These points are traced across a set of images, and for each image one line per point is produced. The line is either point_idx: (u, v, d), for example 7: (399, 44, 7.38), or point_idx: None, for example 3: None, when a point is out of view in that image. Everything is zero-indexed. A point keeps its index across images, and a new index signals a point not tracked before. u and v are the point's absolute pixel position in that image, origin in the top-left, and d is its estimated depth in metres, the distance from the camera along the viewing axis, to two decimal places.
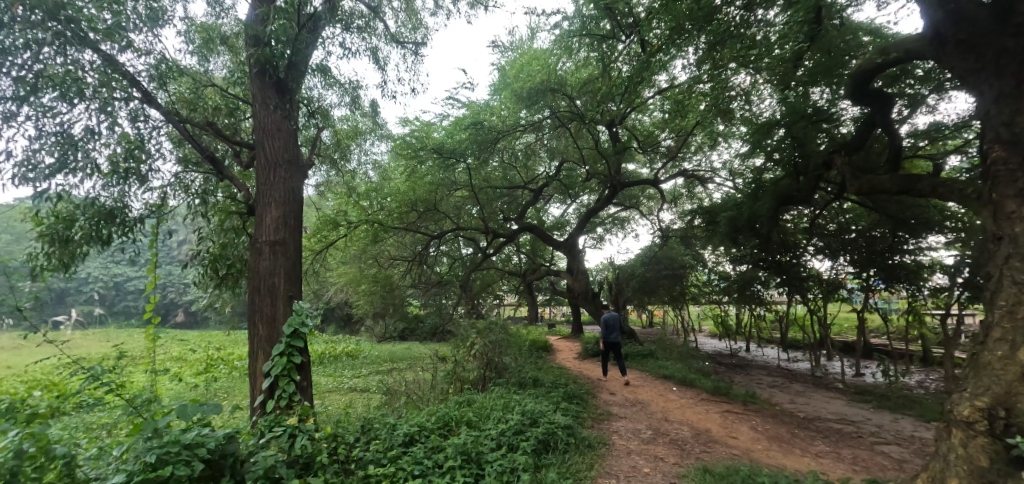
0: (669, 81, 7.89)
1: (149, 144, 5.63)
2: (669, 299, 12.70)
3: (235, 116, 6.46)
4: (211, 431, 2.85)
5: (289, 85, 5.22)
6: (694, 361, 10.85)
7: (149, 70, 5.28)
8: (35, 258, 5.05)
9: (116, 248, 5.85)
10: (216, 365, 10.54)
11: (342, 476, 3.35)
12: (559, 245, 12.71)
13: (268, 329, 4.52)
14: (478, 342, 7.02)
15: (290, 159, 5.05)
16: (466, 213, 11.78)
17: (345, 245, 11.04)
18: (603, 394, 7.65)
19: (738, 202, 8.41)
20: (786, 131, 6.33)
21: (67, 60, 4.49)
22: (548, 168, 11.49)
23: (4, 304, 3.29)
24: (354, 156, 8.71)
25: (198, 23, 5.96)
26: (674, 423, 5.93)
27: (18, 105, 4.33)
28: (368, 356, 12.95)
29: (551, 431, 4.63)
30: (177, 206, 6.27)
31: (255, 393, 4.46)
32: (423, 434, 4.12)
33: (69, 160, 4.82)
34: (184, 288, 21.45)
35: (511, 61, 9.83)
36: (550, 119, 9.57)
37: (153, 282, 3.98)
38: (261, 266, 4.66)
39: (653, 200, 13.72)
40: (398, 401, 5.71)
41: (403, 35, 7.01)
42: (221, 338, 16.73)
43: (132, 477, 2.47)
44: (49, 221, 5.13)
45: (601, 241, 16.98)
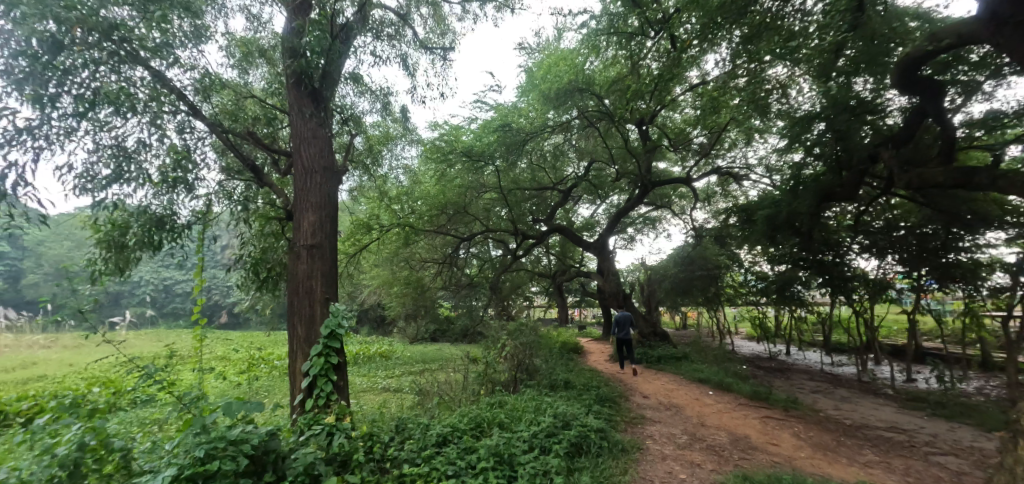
0: (701, 77, 7.70)
1: (195, 154, 5.92)
2: (704, 300, 12.39)
3: (273, 125, 6.73)
4: (255, 428, 2.96)
5: (324, 93, 5.39)
6: (731, 365, 10.54)
7: (194, 84, 5.56)
8: (94, 264, 5.38)
9: (165, 253, 6.16)
10: (257, 364, 10.98)
11: (378, 475, 3.42)
12: (589, 246, 12.61)
13: (306, 330, 4.67)
14: (509, 343, 7.03)
15: (326, 166, 5.20)
16: (496, 215, 11.70)
17: (378, 247, 11.31)
18: (635, 397, 7.52)
19: (776, 200, 8.11)
20: (827, 125, 6.03)
21: (121, 77, 4.78)
22: (577, 169, 11.48)
23: (66, 306, 3.53)
24: (386, 161, 8.92)
25: (238, 37, 6.26)
26: (711, 429, 5.78)
27: (78, 121, 4.64)
28: (401, 356, 13.22)
29: (583, 434, 4.58)
30: (221, 213, 6.55)
31: (295, 392, 4.62)
32: (456, 435, 4.16)
33: (123, 172, 5.13)
34: (228, 290, 22.56)
35: (539, 63, 9.82)
36: (578, 119, 9.54)
37: (200, 284, 4.18)
38: (300, 269, 4.82)
39: (686, 200, 13.42)
40: (431, 401, 5.78)
41: (432, 41, 7.12)
42: (263, 338, 17.43)
43: (182, 471, 2.59)
44: (106, 229, 5.47)
45: (632, 241, 16.72)
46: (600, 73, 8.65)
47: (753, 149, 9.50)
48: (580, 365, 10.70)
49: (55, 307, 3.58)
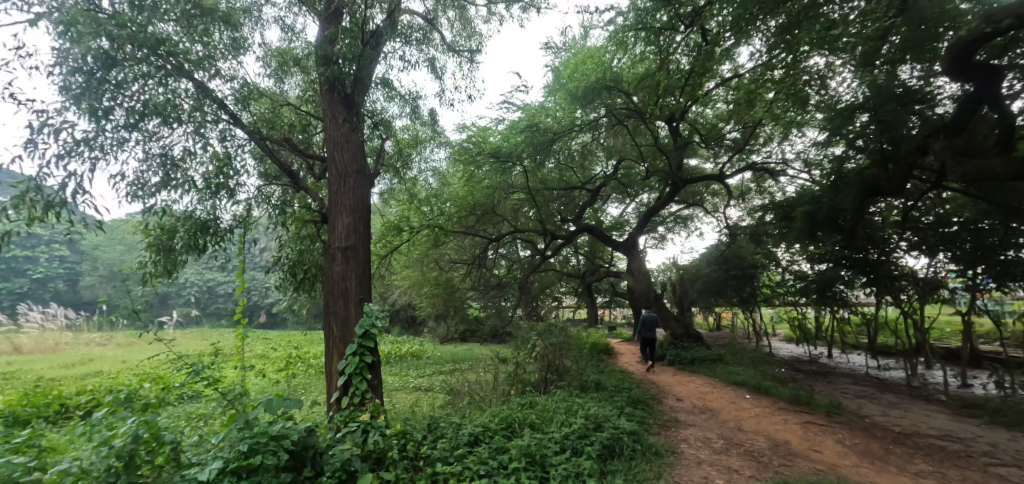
0: (734, 71, 7.49)
1: (236, 161, 6.18)
2: (739, 300, 12.04)
3: (308, 132, 6.96)
4: (294, 424, 3.07)
5: (356, 99, 5.52)
6: (769, 367, 10.20)
7: (234, 94, 5.79)
8: (145, 266, 5.69)
9: (209, 256, 6.44)
10: (294, 362, 11.34)
11: (412, 473, 3.47)
12: (618, 246, 12.45)
13: (342, 330, 4.80)
14: (539, 344, 7.01)
15: (358, 170, 5.33)
16: (524, 215, 11.58)
17: (409, 248, 11.52)
18: (669, 399, 7.39)
19: (816, 196, 7.79)
20: (871, 116, 5.67)
21: (168, 89, 5.04)
22: (606, 168, 11.35)
23: (121, 307, 3.73)
24: (415, 164, 9.06)
25: (274, 48, 6.53)
26: (748, 433, 5.61)
27: (130, 132, 4.90)
28: (431, 356, 13.41)
29: (616, 436, 4.53)
30: (260, 217, 6.80)
31: (332, 390, 4.76)
32: (487, 434, 4.19)
33: (171, 179, 5.39)
34: (266, 291, 23.39)
35: (566, 62, 9.77)
36: (606, 117, 9.40)
37: (242, 285, 4.35)
38: (335, 271, 4.95)
39: (719, 198, 13.09)
40: (461, 401, 5.83)
41: (459, 44, 7.19)
42: (299, 338, 17.99)
43: (227, 464, 2.70)
44: (155, 233, 5.76)
45: (663, 241, 16.42)
46: (628, 70, 8.53)
47: (790, 144, 9.18)
48: (611, 366, 10.57)
49: (111, 308, 3.80)
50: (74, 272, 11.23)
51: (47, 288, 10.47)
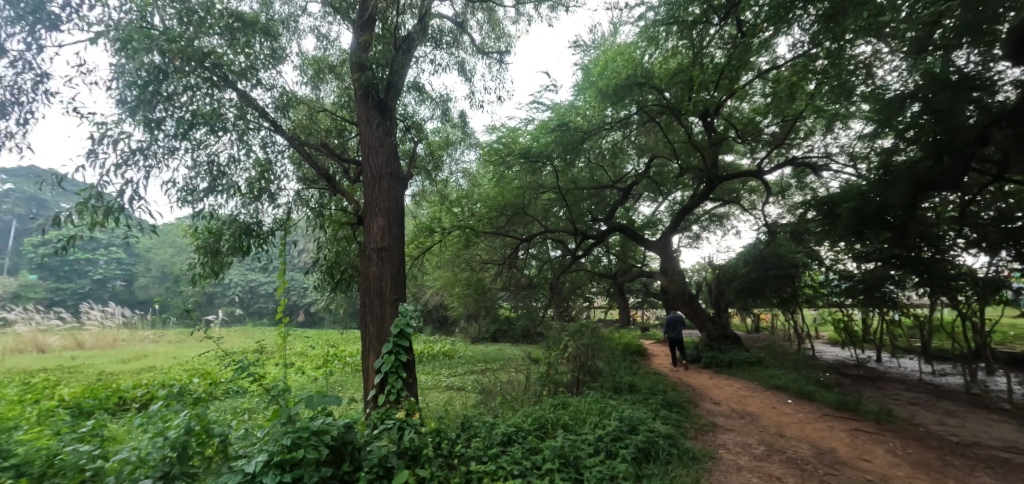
0: (771, 63, 7.23)
1: (276, 167, 6.43)
2: (779, 301, 11.60)
3: (343, 137, 7.16)
4: (334, 420, 3.16)
5: (389, 103, 5.64)
6: (812, 371, 9.78)
7: (274, 102, 6.03)
8: (194, 268, 6.01)
9: (253, 258, 6.72)
10: (331, 360, 11.67)
11: (447, 470, 3.49)
12: (651, 245, 12.23)
13: (378, 329, 4.92)
14: (571, 344, 6.97)
15: (392, 172, 5.44)
16: (554, 215, 11.51)
17: (440, 249, 11.66)
18: (705, 403, 7.19)
19: (863, 192, 7.41)
20: (923, 106, 5.34)
21: (214, 99, 5.29)
22: (637, 166, 11.16)
23: (174, 306, 3.94)
24: (446, 166, 9.19)
25: (310, 56, 6.77)
26: (790, 440, 5.40)
27: (180, 141, 5.17)
28: (463, 356, 13.52)
29: (651, 440, 4.44)
30: (299, 219, 7.03)
31: (369, 388, 4.88)
32: (520, 435, 4.20)
33: (217, 184, 5.66)
34: (304, 291, 24.18)
35: (595, 59, 9.67)
36: (637, 115, 9.22)
37: (282, 285, 4.62)
38: (371, 271, 5.07)
39: (757, 195, 12.65)
40: (494, 401, 5.86)
41: (488, 45, 7.24)
42: (335, 337, 18.49)
43: (272, 457, 2.81)
44: (203, 236, 6.05)
45: (698, 240, 16.00)
46: (660, 66, 8.36)
47: (833, 138, 8.79)
48: (645, 368, 10.37)
49: (164, 307, 4.02)
50: (130, 274, 11.84)
51: (106, 288, 11.06)
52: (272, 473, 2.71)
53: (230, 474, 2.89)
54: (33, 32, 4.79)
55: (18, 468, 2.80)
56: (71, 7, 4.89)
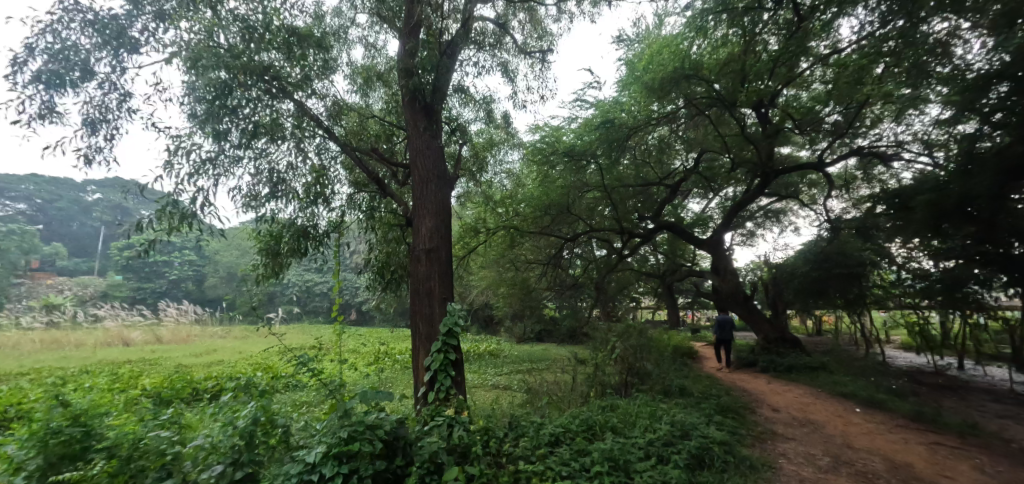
0: (832, 47, 6.79)
1: (331, 172, 6.73)
2: (844, 302, 10.89)
3: (391, 141, 7.35)
4: (387, 415, 3.27)
5: (435, 107, 5.77)
6: (884, 378, 9.10)
7: (327, 110, 6.30)
8: (257, 268, 6.41)
9: (310, 259, 7.07)
10: (382, 357, 12.07)
11: (495, 468, 3.49)
12: (702, 244, 11.82)
13: (427, 327, 5.04)
14: (619, 345, 6.85)
15: (439, 174, 5.56)
16: (599, 214, 11.35)
17: (485, 249, 11.79)
18: (763, 410, 6.85)
19: (941, 183, 6.80)
20: (1013, 85, 4.81)
21: (273, 110, 5.62)
22: (685, 161, 10.79)
23: (241, 304, 4.22)
24: (490, 167, 9.29)
25: (359, 66, 7.07)
26: (859, 452, 5.05)
27: (243, 150, 5.52)
28: (509, 355, 13.63)
29: (705, 446, 4.28)
30: (352, 222, 7.33)
31: (420, 385, 5.02)
32: (568, 435, 4.18)
33: (277, 190, 5.99)
34: (356, 291, 25.17)
35: (640, 53, 9.44)
36: (685, 108, 8.91)
37: (338, 285, 4.94)
38: (420, 271, 5.19)
39: (818, 190, 11.92)
40: (541, 401, 5.86)
41: (530, 45, 7.25)
42: (386, 334, 19.15)
43: (330, 449, 2.94)
44: (266, 239, 6.44)
45: (752, 238, 15.27)
46: (709, 56, 8.07)
47: (903, 125, 8.14)
48: (696, 371, 10.02)
49: (232, 305, 4.31)
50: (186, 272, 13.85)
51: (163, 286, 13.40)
52: (331, 463, 2.85)
53: (292, 463, 3.05)
54: (116, 55, 5.26)
55: (111, 449, 3.09)
56: (148, 32, 5.33)
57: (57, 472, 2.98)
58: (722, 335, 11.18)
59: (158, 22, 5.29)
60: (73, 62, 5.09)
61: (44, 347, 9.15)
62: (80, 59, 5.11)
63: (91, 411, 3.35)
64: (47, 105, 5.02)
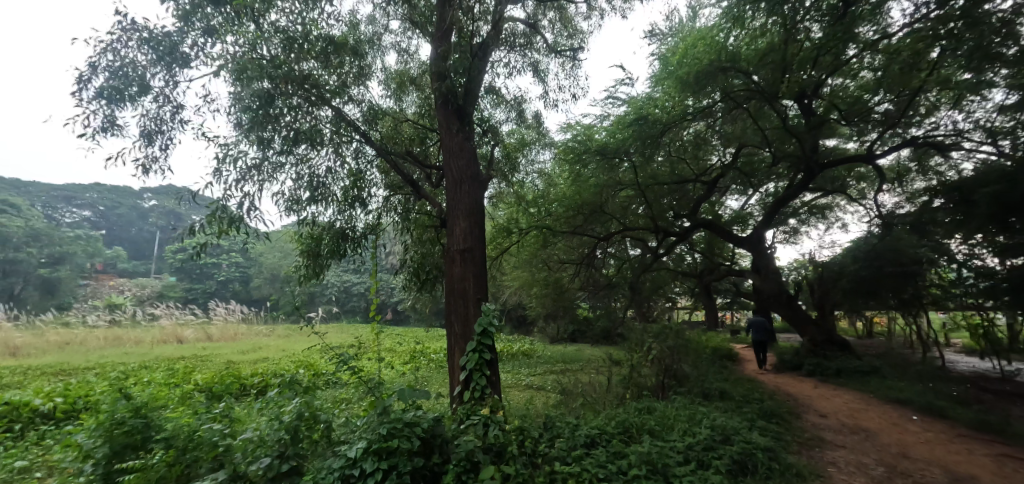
0: (880, 32, 6.42)
1: (367, 175, 6.92)
2: (898, 303, 10.28)
3: (424, 144, 7.46)
4: (424, 413, 3.32)
5: (467, 109, 5.84)
6: (944, 385, 8.53)
7: (363, 116, 6.48)
8: (300, 269, 6.69)
9: (349, 260, 7.28)
10: (417, 356, 12.30)
11: (531, 469, 3.46)
12: (742, 242, 11.43)
13: (462, 327, 5.11)
14: (656, 346, 6.72)
15: (472, 176, 5.61)
16: (633, 213, 11.15)
17: (518, 249, 11.81)
18: (809, 415, 6.57)
19: (1008, 174, 6.31)
20: None
21: (313, 117, 5.82)
22: (723, 157, 10.42)
23: (285, 305, 4.39)
24: (522, 167, 9.30)
25: (392, 71, 7.22)
26: (917, 462, 4.76)
27: (285, 156, 5.75)
28: (542, 355, 13.62)
29: (748, 451, 4.13)
30: (388, 223, 7.50)
31: (455, 384, 5.09)
32: (605, 437, 4.13)
33: (316, 194, 6.20)
34: (392, 291, 25.76)
35: (674, 47, 9.24)
36: (722, 102, 8.63)
37: (375, 286, 5.05)
38: (455, 272, 5.26)
39: (868, 184, 11.30)
40: (577, 402, 5.83)
41: (561, 43, 7.21)
42: (421, 333, 19.51)
43: (371, 445, 3.01)
44: (308, 241, 6.70)
45: (796, 235, 14.64)
46: (747, 47, 7.80)
47: (963, 113, 7.61)
48: (737, 373, 9.72)
49: (276, 306, 4.49)
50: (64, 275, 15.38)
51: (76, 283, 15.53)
52: (371, 459, 2.91)
53: (334, 458, 3.14)
54: (169, 70, 5.58)
55: (169, 440, 3.28)
56: (197, 47, 5.63)
57: (121, 460, 3.20)
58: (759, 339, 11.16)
59: (207, 37, 5.57)
60: (130, 78, 5.43)
61: (109, 344, 10.23)
62: (138, 75, 5.45)
63: (150, 404, 3.56)
64: (109, 120, 5.38)
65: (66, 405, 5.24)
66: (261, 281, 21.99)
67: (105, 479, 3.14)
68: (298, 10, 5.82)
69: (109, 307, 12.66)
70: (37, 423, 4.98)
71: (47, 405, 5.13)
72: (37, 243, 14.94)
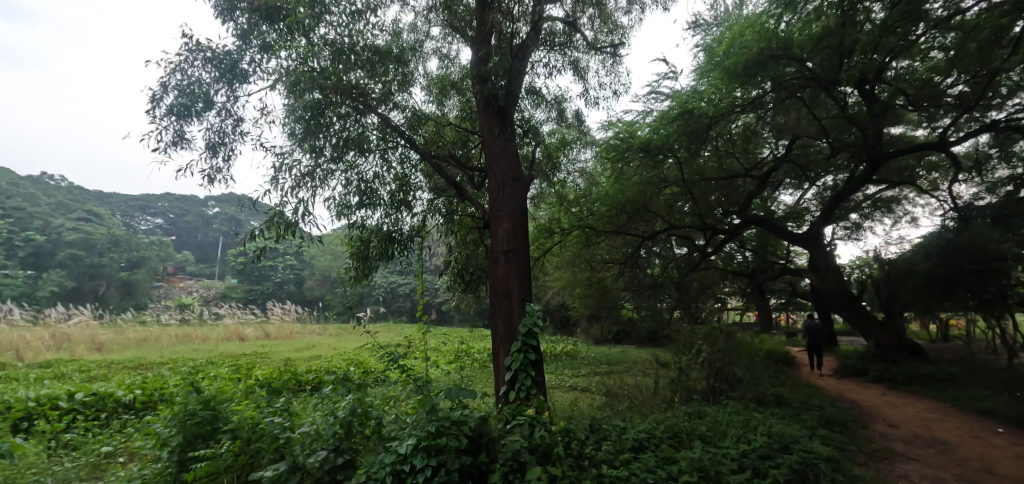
0: (952, 8, 5.93)
1: (412, 179, 7.11)
2: (979, 304, 9.41)
3: (466, 147, 7.53)
4: (471, 413, 3.37)
5: (508, 110, 5.88)
6: None
7: (407, 121, 6.66)
8: (351, 271, 6.96)
9: (396, 262, 7.50)
10: (462, 356, 12.48)
11: (578, 471, 3.42)
12: (798, 239, 10.83)
13: (507, 327, 5.13)
14: (705, 348, 6.48)
15: (515, 177, 5.63)
16: (678, 211, 10.82)
17: (560, 249, 11.74)
18: (877, 424, 6.13)
19: None
20: None
21: (361, 124, 6.06)
22: (775, 149, 9.88)
23: (338, 305, 4.57)
24: (564, 166, 9.23)
25: (434, 76, 7.39)
26: (1005, 480, 4.33)
27: (335, 163, 6.00)
28: (586, 357, 13.48)
29: (809, 461, 3.89)
30: (433, 225, 7.65)
31: (501, 384, 5.15)
32: (653, 442, 4.03)
33: (364, 198, 6.44)
34: (437, 291, 26.33)
35: (720, 37, 8.91)
36: (774, 92, 8.21)
37: (422, 286, 5.15)
38: (499, 272, 5.31)
39: (941, 175, 10.43)
40: (622, 405, 5.72)
41: (601, 40, 7.12)
42: (465, 334, 19.79)
43: (420, 442, 3.09)
44: (358, 244, 6.97)
45: (858, 230, 13.73)
46: (800, 32, 7.39)
47: None
48: (794, 378, 9.21)
49: (330, 306, 4.69)
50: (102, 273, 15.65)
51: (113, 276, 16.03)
52: (421, 455, 2.98)
53: (385, 453, 3.24)
54: (230, 86, 5.96)
55: (235, 432, 3.50)
56: (255, 63, 5.97)
57: (193, 449, 3.42)
58: (812, 341, 11.14)
59: (263, 53, 5.91)
60: (197, 95, 5.82)
61: (180, 340, 11.03)
62: (203, 92, 5.84)
63: (218, 397, 3.80)
64: (179, 135, 5.81)
65: (144, 397, 5.68)
66: (314, 282, 23.04)
67: (181, 466, 3.38)
68: (345, 22, 6.06)
69: (178, 307, 13.66)
70: (120, 413, 5.43)
71: (128, 396, 5.58)
72: (117, 247, 16.38)
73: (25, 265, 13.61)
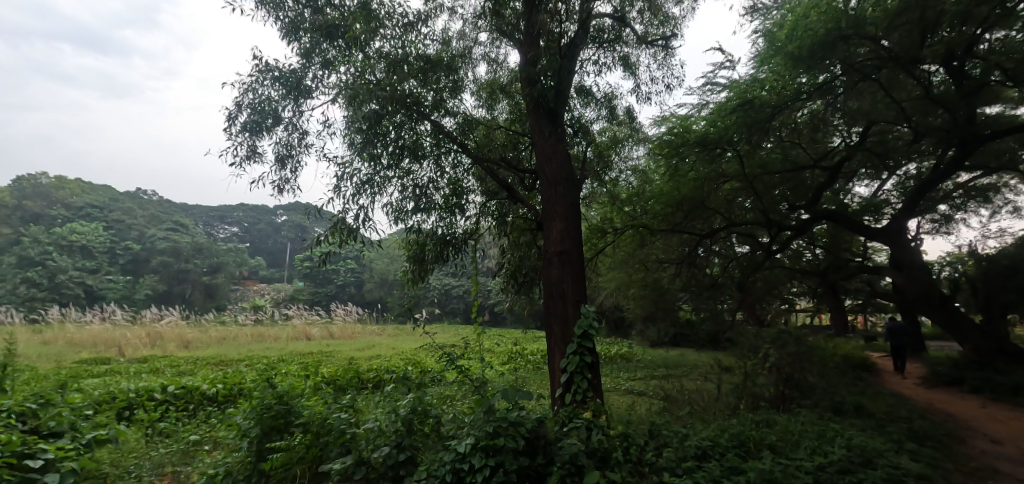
0: None
1: (465, 183, 7.24)
2: None
3: (517, 149, 7.54)
4: (528, 414, 3.36)
5: (559, 110, 5.85)
6: None
7: (459, 127, 6.80)
8: (408, 273, 7.19)
9: (451, 265, 7.66)
10: (515, 357, 12.56)
11: (638, 477, 3.34)
12: (876, 234, 9.97)
13: (562, 329, 5.09)
14: (773, 352, 6.11)
15: (566, 177, 5.59)
16: (739, 207, 10.29)
17: (613, 249, 11.51)
18: (977, 440, 5.51)
19: None
20: None
21: (415, 132, 6.26)
22: (848, 137, 9.16)
23: (398, 306, 4.72)
24: (616, 165, 9.03)
25: (483, 81, 7.47)
26: None
27: (392, 170, 6.23)
28: (643, 359, 13.11)
29: (895, 477, 3.57)
30: (486, 228, 7.73)
31: (557, 386, 5.10)
32: (717, 450, 3.85)
33: (418, 203, 6.65)
34: (489, 292, 26.70)
35: (781, 21, 8.38)
36: (844, 77, 7.62)
37: (476, 288, 5.21)
38: (553, 274, 5.28)
39: None
40: (683, 411, 5.49)
41: (652, 33, 6.92)
42: (518, 335, 19.89)
43: (478, 441, 3.13)
44: (415, 247, 7.19)
45: (949, 223, 12.42)
46: (874, 8, 6.82)
47: None
48: (876, 387, 8.47)
49: (389, 307, 4.86)
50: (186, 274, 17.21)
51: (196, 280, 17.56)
52: (479, 455, 3.02)
53: (444, 452, 3.30)
54: (296, 102, 6.34)
55: (306, 425, 3.73)
56: (317, 79, 6.32)
57: (270, 441, 3.64)
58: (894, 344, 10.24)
59: (325, 69, 6.23)
60: (266, 111, 6.24)
61: (255, 339, 11.90)
62: (271, 108, 6.24)
63: (290, 392, 4.05)
64: (252, 149, 6.25)
65: (225, 390, 6.16)
66: (373, 285, 24.03)
67: (259, 456, 3.60)
68: (398, 35, 6.27)
69: (252, 308, 14.76)
70: (205, 404, 5.92)
71: (212, 389, 6.08)
72: (200, 255, 17.91)
73: (126, 270, 15.93)
